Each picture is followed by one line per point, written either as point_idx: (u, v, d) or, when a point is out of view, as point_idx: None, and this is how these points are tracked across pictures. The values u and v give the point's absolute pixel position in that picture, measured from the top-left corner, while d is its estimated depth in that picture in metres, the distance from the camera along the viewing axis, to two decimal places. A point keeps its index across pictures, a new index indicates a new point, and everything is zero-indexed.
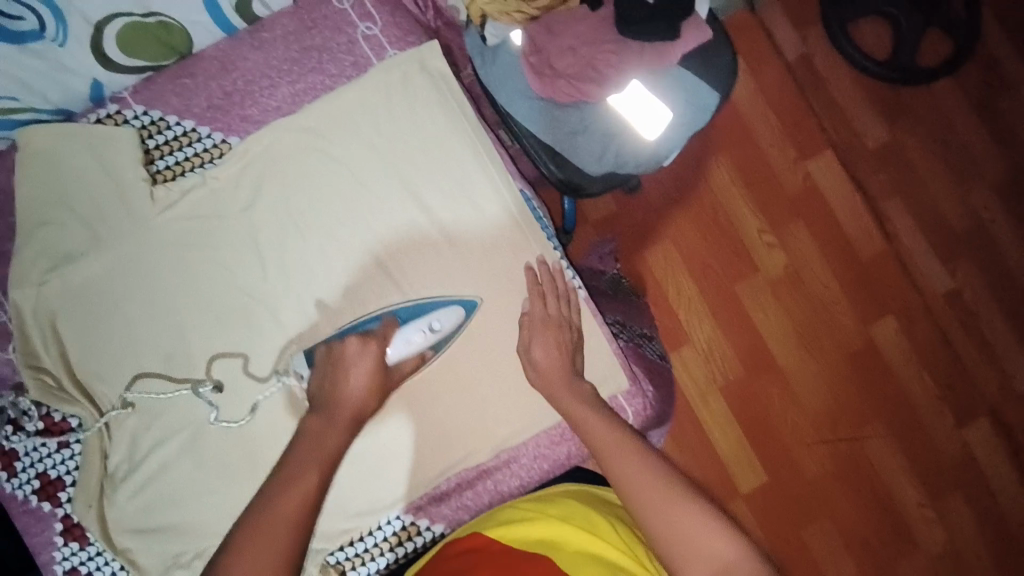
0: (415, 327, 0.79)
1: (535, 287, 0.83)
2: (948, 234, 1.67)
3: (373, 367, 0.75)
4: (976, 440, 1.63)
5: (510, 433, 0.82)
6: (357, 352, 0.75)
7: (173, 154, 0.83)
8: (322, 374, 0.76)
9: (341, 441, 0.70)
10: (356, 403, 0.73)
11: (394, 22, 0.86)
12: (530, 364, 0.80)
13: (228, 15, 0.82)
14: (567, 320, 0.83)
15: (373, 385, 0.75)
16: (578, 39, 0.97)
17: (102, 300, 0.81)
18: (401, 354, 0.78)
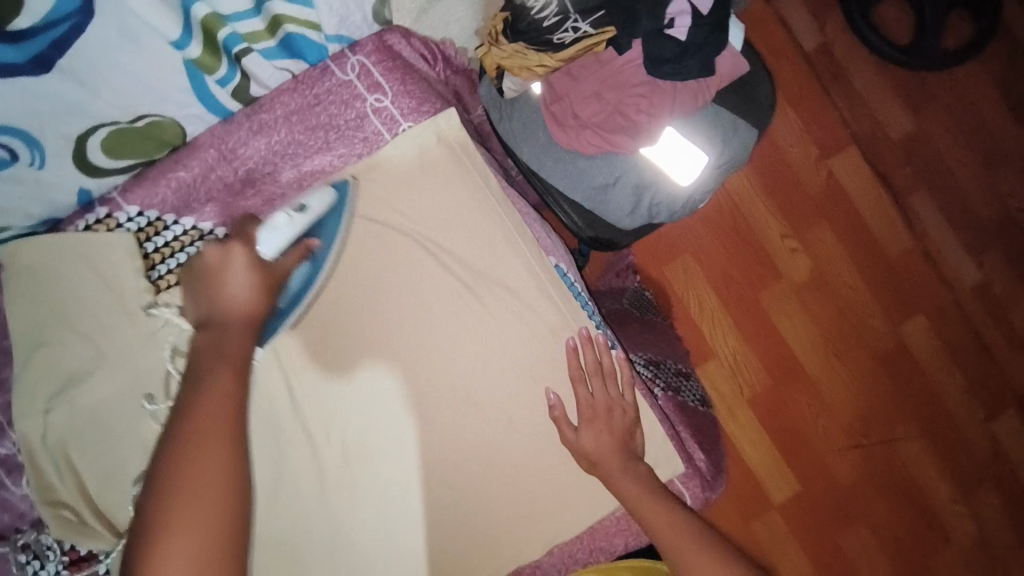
0: (280, 212, 0.67)
1: (581, 374, 0.77)
2: (975, 223, 1.54)
3: (246, 263, 0.62)
4: (1008, 437, 1.51)
5: (563, 530, 0.78)
6: (220, 257, 0.62)
7: (175, 256, 0.75)
8: (194, 295, 0.62)
9: (248, 345, 0.58)
10: (243, 307, 0.60)
11: (405, 90, 0.78)
12: (580, 453, 0.75)
13: (223, 101, 0.73)
14: (618, 400, 0.77)
15: (257, 285, 0.61)
16: (604, 83, 0.86)
17: (115, 423, 0.74)
18: (279, 248, 0.66)
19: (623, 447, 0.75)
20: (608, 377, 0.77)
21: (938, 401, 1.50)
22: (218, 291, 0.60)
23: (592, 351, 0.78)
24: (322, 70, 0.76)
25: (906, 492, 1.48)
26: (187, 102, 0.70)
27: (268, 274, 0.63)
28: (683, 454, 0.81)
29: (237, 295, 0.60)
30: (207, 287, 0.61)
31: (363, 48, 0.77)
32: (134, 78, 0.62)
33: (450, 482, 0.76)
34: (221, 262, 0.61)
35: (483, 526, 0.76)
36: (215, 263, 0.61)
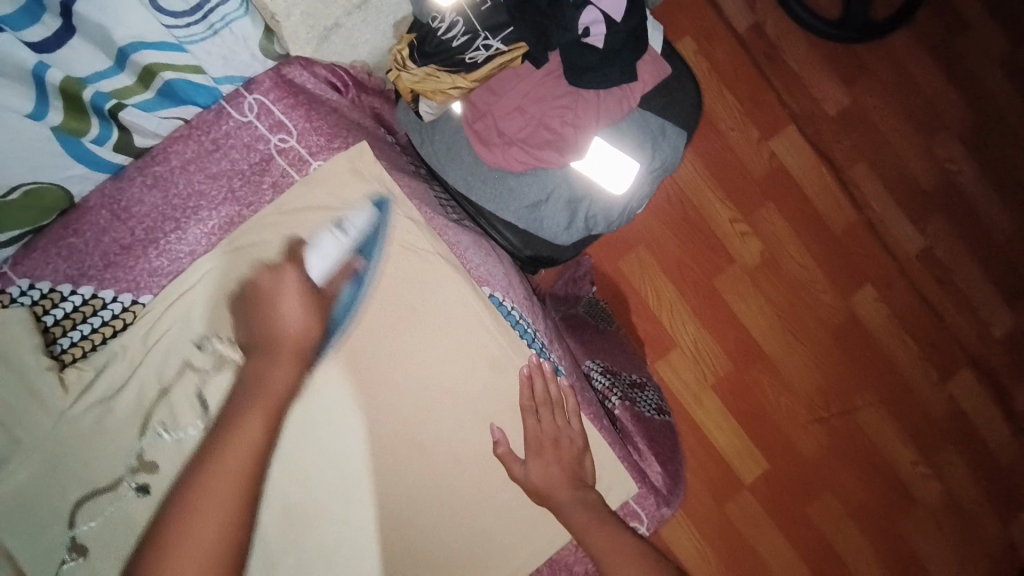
0: (325, 233, 0.70)
1: (529, 405, 0.75)
2: (915, 191, 1.56)
3: (299, 287, 0.65)
4: (963, 395, 1.56)
5: (522, 564, 0.77)
6: (273, 283, 0.65)
7: (78, 327, 0.70)
8: (245, 318, 0.66)
9: (289, 378, 0.61)
10: (296, 332, 0.63)
11: (313, 126, 0.74)
12: (529, 487, 0.74)
13: (106, 157, 0.68)
14: (565, 428, 0.76)
15: (312, 314, 0.64)
16: (526, 97, 0.85)
17: (33, 518, 0.66)
18: (328, 270, 0.68)
19: (573, 475, 0.74)
20: (555, 406, 0.76)
21: (894, 367, 1.54)
22: (271, 319, 0.64)
23: (543, 379, 0.76)
24: (217, 113, 0.71)
25: (869, 459, 1.52)
26: (68, 166, 0.65)
27: (319, 299, 0.66)
28: (637, 474, 0.81)
29: (289, 321, 0.63)
30: (261, 309, 0.65)
31: (261, 86, 0.72)
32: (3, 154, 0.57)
33: (399, 533, 0.73)
34: (274, 289, 0.64)
35: (441, 567, 0.74)
36: (267, 288, 0.65)
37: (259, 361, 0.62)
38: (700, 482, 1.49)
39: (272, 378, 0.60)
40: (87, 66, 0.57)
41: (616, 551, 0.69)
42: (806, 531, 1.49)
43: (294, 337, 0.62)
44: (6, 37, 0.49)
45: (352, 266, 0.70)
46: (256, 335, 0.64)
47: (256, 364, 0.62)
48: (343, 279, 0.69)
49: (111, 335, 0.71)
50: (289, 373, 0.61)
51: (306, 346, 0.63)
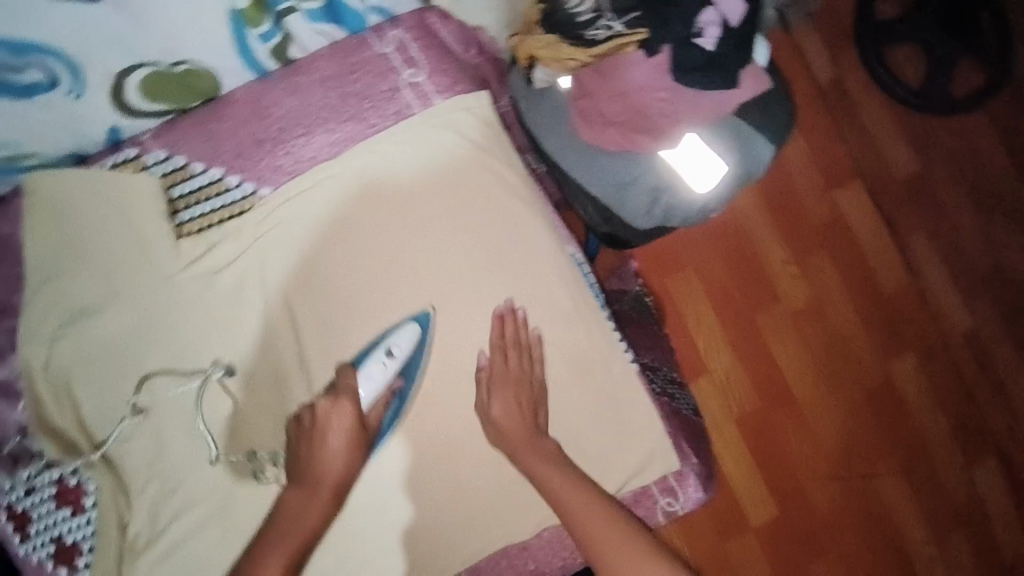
0: (373, 360, 0.74)
1: (500, 342, 0.77)
2: (966, 269, 1.57)
3: (350, 424, 0.70)
4: (984, 481, 1.53)
5: (545, 519, 0.79)
6: (328, 412, 0.69)
7: (200, 205, 0.76)
8: (291, 447, 0.70)
9: (317, 523, 0.67)
10: (338, 464, 0.68)
11: (441, 69, 0.80)
12: (488, 420, 0.76)
13: (261, 58, 0.75)
14: (528, 373, 0.77)
15: (355, 444, 0.69)
16: (631, 84, 0.87)
17: (121, 359, 0.74)
18: (373, 399, 0.74)
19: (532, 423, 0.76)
20: (522, 349, 0.77)
21: (922, 441, 1.51)
22: (315, 450, 0.68)
23: (515, 324, 0.78)
24: (360, 40, 0.78)
25: (882, 527, 1.48)
26: (228, 55, 0.72)
27: (362, 428, 0.71)
28: (680, 451, 0.83)
29: (331, 447, 0.68)
30: (307, 442, 0.69)
31: (404, 24, 0.79)
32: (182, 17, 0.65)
33: (438, 450, 0.77)
34: (323, 424, 0.69)
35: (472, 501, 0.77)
36: (319, 415, 0.69)
37: (297, 496, 0.68)
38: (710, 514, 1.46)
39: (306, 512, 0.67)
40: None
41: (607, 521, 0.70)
42: None
43: (332, 477, 0.68)
44: None
45: (392, 387, 0.75)
46: (304, 463, 0.68)
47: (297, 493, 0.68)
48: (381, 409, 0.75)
49: (226, 218, 0.76)
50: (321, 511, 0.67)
51: (342, 483, 0.69)
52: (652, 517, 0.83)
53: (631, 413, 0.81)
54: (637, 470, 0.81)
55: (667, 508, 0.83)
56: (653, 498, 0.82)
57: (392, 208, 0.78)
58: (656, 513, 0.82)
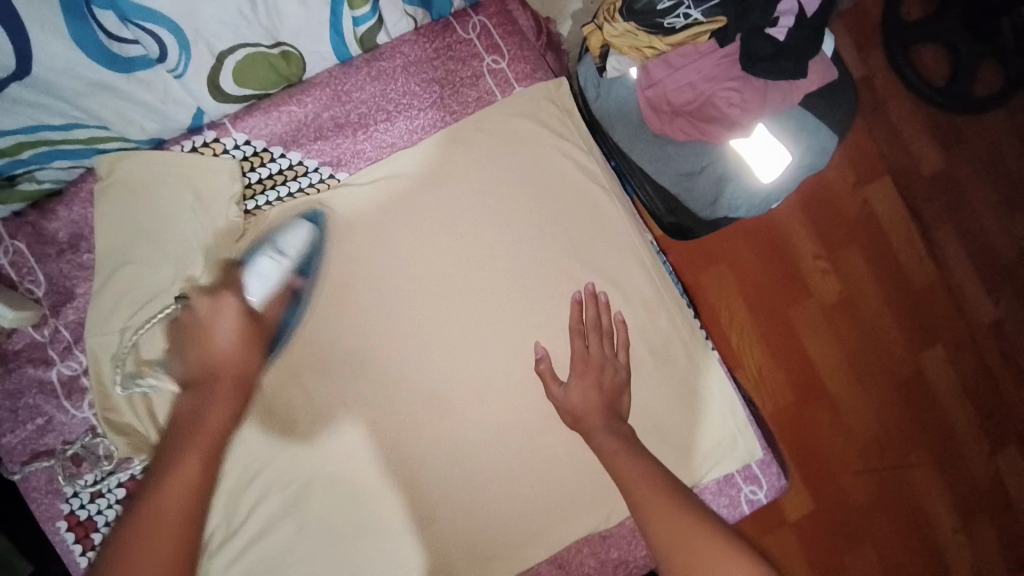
0: (261, 255, 0.68)
1: (578, 327, 0.76)
2: (993, 264, 1.55)
3: (236, 313, 0.63)
4: (1010, 470, 1.50)
5: (615, 511, 0.78)
6: (211, 310, 0.63)
7: (275, 189, 0.76)
8: (181, 347, 0.63)
9: (228, 413, 0.57)
10: (229, 356, 0.60)
11: (521, 55, 0.79)
12: (562, 404, 0.73)
13: (348, 45, 0.72)
14: (611, 359, 0.75)
15: (246, 336, 0.62)
16: (700, 74, 0.88)
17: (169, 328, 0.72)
18: (268, 293, 0.67)
19: (609, 404, 0.72)
20: (604, 334, 0.76)
21: (946, 427, 1.49)
22: (204, 343, 0.61)
23: (593, 306, 0.76)
24: (445, 25, 0.77)
25: (912, 516, 1.46)
26: (322, 37, 0.69)
27: (258, 324, 0.65)
28: (762, 441, 0.82)
29: (222, 341, 0.61)
30: (194, 339, 0.62)
31: (486, 10, 0.78)
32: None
33: (515, 436, 0.77)
34: (211, 314, 0.63)
35: (543, 489, 0.77)
36: (204, 312, 0.63)
37: (189, 400, 0.58)
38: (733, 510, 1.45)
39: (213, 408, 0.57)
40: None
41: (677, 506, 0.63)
42: None
43: (226, 362, 0.60)
44: None
45: (291, 286, 0.70)
46: (194, 363, 0.60)
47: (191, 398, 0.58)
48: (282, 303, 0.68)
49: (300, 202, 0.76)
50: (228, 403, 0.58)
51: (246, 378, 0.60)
52: (735, 508, 0.81)
53: (716, 404, 0.81)
54: (718, 458, 0.80)
55: (750, 497, 0.81)
56: (736, 487, 0.81)
57: (464, 193, 0.78)
58: (740, 502, 0.81)
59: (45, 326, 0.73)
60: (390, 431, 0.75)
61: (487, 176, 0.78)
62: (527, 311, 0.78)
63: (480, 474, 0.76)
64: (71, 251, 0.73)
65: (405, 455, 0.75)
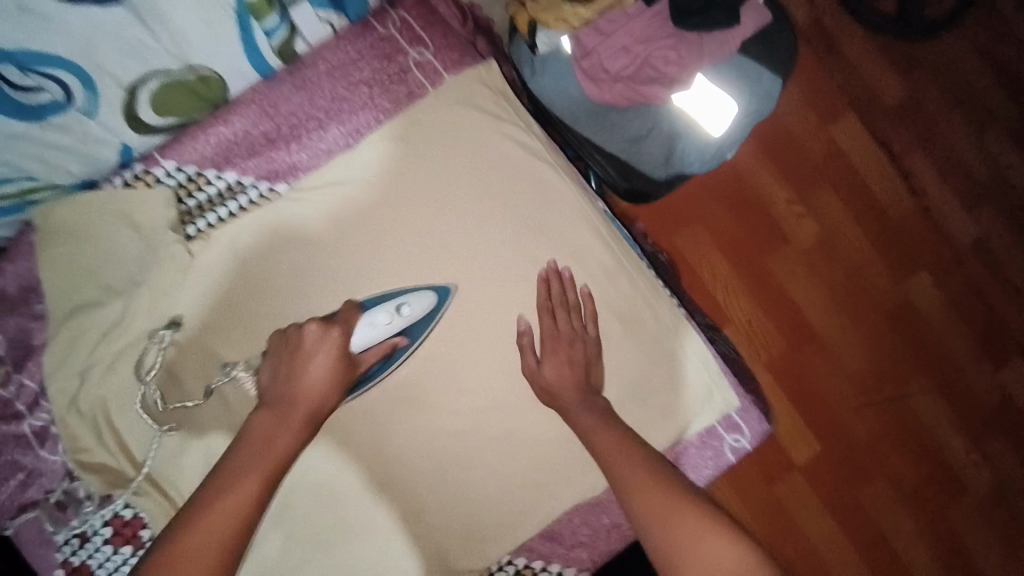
0: (380, 309, 0.72)
1: (545, 303, 0.77)
2: (969, 182, 1.52)
3: (335, 358, 0.65)
4: (1015, 387, 1.47)
5: (598, 481, 0.79)
6: (316, 342, 0.65)
7: (216, 211, 0.75)
8: (275, 368, 0.66)
9: (294, 443, 0.61)
10: (315, 398, 0.63)
11: (446, 43, 0.78)
12: (537, 381, 0.75)
13: (267, 58, 0.72)
14: (581, 333, 0.76)
15: (336, 380, 0.65)
16: (632, 37, 0.89)
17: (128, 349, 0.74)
18: (369, 343, 0.70)
19: (585, 380, 0.74)
20: (572, 308, 0.76)
21: (942, 352, 1.47)
22: (296, 374, 0.64)
23: (559, 283, 0.77)
24: (364, 23, 0.76)
25: (919, 442, 1.44)
26: (237, 58, 0.69)
27: (349, 369, 0.67)
28: (737, 387, 0.82)
29: (314, 376, 0.64)
30: (290, 363, 0.64)
31: (404, 2, 0.77)
32: (200, 22, 0.62)
33: (493, 419, 0.77)
34: (313, 349, 0.65)
35: (526, 467, 0.78)
36: (309, 341, 0.65)
37: (266, 418, 0.62)
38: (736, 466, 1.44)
39: (279, 437, 0.60)
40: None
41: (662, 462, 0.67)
42: (855, 512, 1.41)
43: (311, 396, 0.63)
44: None
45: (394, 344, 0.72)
46: (277, 387, 0.64)
47: (267, 417, 0.62)
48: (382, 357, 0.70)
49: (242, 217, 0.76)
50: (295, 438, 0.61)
51: (320, 415, 0.64)
52: (720, 457, 0.81)
53: (688, 361, 0.80)
54: (696, 413, 0.80)
55: (734, 445, 0.81)
56: (719, 437, 0.81)
57: (406, 189, 0.77)
58: (724, 454, 0.81)
59: (9, 383, 0.71)
60: (370, 432, 0.76)
61: (428, 167, 0.78)
62: (487, 297, 0.78)
63: (461, 461, 0.77)
64: (23, 304, 0.72)
65: (386, 447, 0.76)
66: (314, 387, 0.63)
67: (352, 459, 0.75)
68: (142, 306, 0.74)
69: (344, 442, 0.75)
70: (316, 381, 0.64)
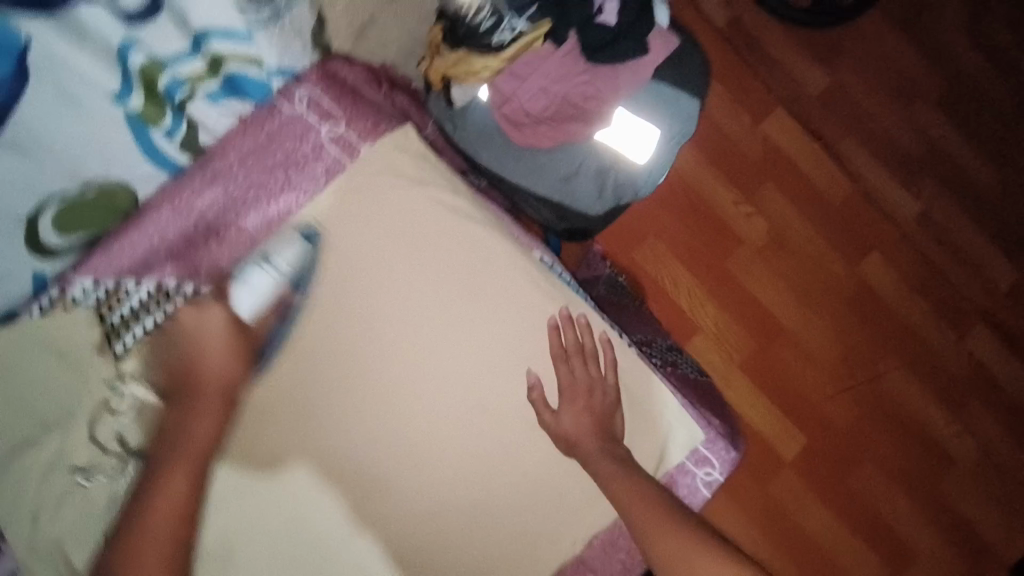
0: (256, 269, 0.70)
1: (563, 353, 0.76)
2: (903, 160, 1.54)
3: (226, 332, 0.67)
4: (980, 350, 1.49)
5: (577, 538, 0.77)
6: (197, 324, 0.67)
7: (139, 324, 0.70)
8: (167, 357, 0.68)
9: (216, 425, 0.65)
10: (221, 376, 0.66)
11: (359, 113, 0.77)
12: (558, 434, 0.75)
13: (171, 155, 0.71)
14: (599, 381, 0.76)
15: (237, 356, 0.67)
16: (547, 78, 0.88)
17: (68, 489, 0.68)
18: (256, 308, 0.70)
19: (604, 428, 0.74)
20: (591, 356, 0.76)
21: (906, 328, 1.48)
22: (195, 360, 0.66)
23: (573, 331, 0.77)
24: (270, 108, 0.73)
25: (897, 420, 1.45)
26: (136, 162, 0.68)
27: (246, 340, 0.68)
28: (702, 420, 0.81)
29: (215, 364, 0.66)
30: (184, 353, 0.67)
31: (308, 80, 0.74)
32: (82, 142, 0.62)
33: (465, 487, 0.75)
34: (199, 326, 0.67)
35: (505, 533, 0.75)
36: (191, 326, 0.67)
37: (177, 410, 0.65)
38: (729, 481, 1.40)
39: (202, 418, 0.64)
40: (166, 45, 0.63)
41: (636, 496, 0.67)
42: (849, 500, 1.41)
43: (214, 379, 0.66)
44: (99, 7, 0.56)
45: (284, 301, 0.72)
46: (180, 376, 0.67)
47: (176, 412, 0.65)
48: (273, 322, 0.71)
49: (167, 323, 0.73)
50: (210, 423, 0.64)
51: (233, 390, 0.67)
52: (695, 493, 0.81)
53: (648, 399, 0.79)
54: (663, 453, 0.79)
55: (708, 479, 0.81)
56: (690, 473, 0.81)
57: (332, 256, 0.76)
58: (698, 488, 0.81)
59: None
60: (338, 525, 0.74)
61: (361, 243, 0.76)
62: (435, 364, 0.76)
63: (438, 536, 0.74)
64: None
65: (358, 537, 0.74)
66: (217, 366, 0.66)
67: (328, 551, 0.73)
68: (80, 436, 0.69)
69: (317, 534, 0.73)
70: (219, 365, 0.66)
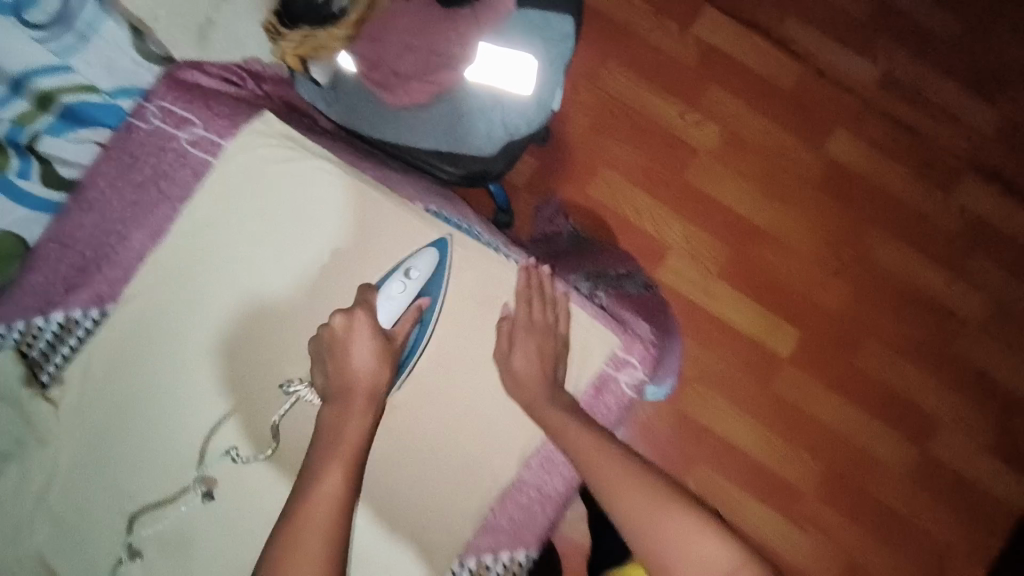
0: (393, 282, 0.74)
1: (524, 292, 0.77)
2: (852, 25, 1.39)
3: (372, 335, 0.69)
4: (973, 202, 1.35)
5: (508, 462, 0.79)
6: (347, 329, 0.69)
7: (59, 351, 0.77)
8: (322, 363, 0.71)
9: (363, 428, 0.65)
10: (370, 375, 0.68)
11: (214, 113, 0.79)
12: (510, 374, 0.76)
13: (42, 194, 0.79)
14: (553, 326, 0.76)
15: (380, 357, 0.69)
16: (408, 34, 0.89)
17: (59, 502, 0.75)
18: (395, 317, 0.73)
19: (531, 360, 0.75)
20: (545, 303, 0.77)
21: (894, 200, 1.35)
22: (343, 358, 0.68)
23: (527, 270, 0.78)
24: (126, 128, 0.80)
25: (898, 293, 1.32)
26: (7, 205, 0.77)
27: (386, 344, 0.70)
28: (613, 324, 0.81)
29: (360, 364, 0.68)
30: (335, 355, 0.69)
31: (158, 93, 0.80)
32: None
33: (402, 442, 0.78)
34: (347, 334, 0.69)
35: (446, 470, 0.78)
36: (343, 334, 0.69)
37: (334, 409, 0.66)
38: (737, 400, 1.27)
39: (350, 421, 0.65)
40: None
41: None
42: (864, 386, 1.30)
43: (365, 381, 0.67)
44: None
45: (420, 308, 0.74)
46: (338, 379, 0.68)
47: (333, 408, 0.66)
48: (410, 325, 0.73)
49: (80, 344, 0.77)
50: (364, 419, 0.66)
51: (377, 387, 0.68)
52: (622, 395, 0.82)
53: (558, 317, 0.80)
54: (579, 359, 0.80)
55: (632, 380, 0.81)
56: (613, 378, 0.81)
57: (233, 220, 0.79)
58: (623, 392, 0.81)
59: None
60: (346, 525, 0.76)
61: (263, 248, 0.78)
62: None
63: (398, 488, 0.77)
64: None
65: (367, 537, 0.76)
66: (367, 372, 0.67)
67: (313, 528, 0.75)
68: (35, 460, 0.75)
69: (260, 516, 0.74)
70: (368, 368, 0.68)
